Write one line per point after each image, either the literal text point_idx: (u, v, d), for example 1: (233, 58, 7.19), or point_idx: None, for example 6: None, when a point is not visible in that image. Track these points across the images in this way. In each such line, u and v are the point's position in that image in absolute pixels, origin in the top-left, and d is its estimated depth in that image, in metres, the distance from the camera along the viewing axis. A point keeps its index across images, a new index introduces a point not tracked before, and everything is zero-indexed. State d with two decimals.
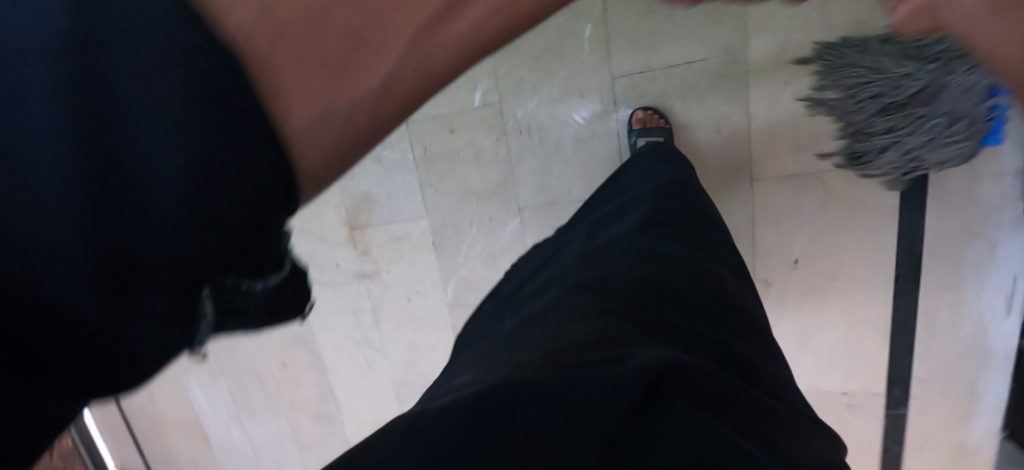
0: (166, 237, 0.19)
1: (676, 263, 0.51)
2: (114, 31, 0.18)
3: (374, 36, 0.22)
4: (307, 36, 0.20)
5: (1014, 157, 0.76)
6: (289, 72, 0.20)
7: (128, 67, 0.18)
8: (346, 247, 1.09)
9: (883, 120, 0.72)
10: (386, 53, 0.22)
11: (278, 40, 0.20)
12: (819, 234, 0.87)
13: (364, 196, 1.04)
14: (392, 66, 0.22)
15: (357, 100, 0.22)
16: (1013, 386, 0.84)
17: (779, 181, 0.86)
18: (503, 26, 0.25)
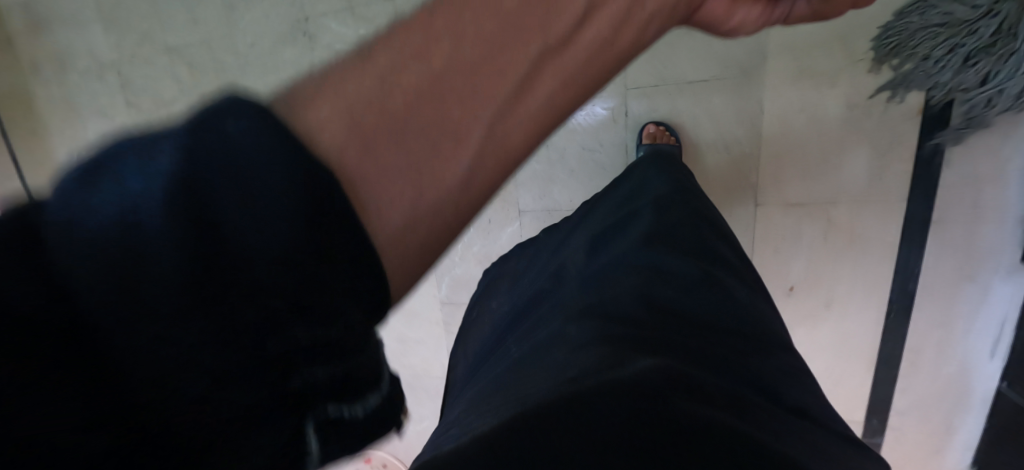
0: (258, 319, 0.19)
1: (692, 273, 0.48)
2: (221, 140, 0.19)
3: (462, 86, 0.22)
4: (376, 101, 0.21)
5: (1017, 205, 0.76)
6: (358, 138, 0.20)
7: (240, 171, 0.19)
8: None
9: (969, 74, 0.65)
10: (478, 113, 0.22)
11: (352, 113, 0.20)
12: (816, 264, 0.87)
13: None
14: (473, 125, 0.22)
15: (445, 174, 0.22)
16: (988, 426, 0.86)
17: (785, 209, 0.84)
18: (576, 89, 0.25)
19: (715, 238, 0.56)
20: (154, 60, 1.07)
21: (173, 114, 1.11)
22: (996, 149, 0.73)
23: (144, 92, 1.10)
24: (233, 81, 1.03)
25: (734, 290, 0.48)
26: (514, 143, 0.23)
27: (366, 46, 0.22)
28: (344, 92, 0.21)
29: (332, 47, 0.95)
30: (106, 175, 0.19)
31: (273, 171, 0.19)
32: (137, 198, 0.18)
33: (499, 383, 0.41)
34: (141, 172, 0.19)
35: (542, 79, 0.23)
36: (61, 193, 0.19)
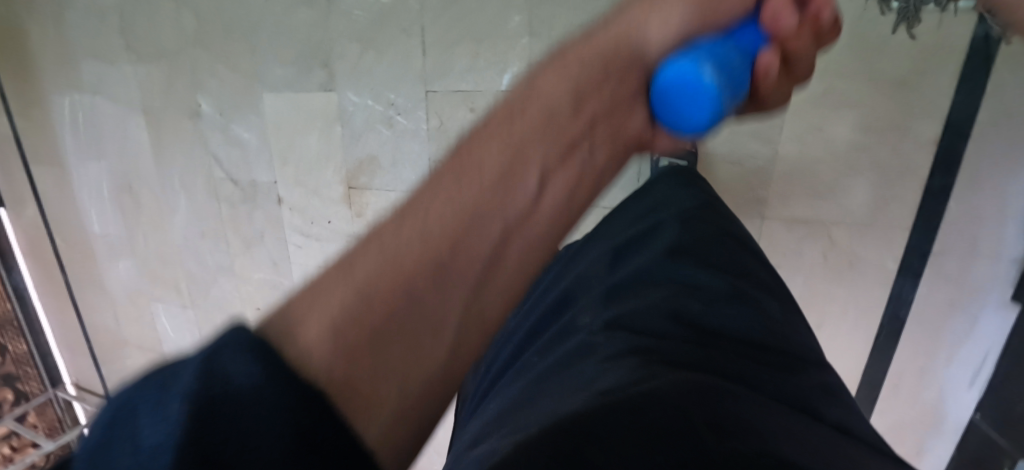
0: None
1: (714, 284, 0.52)
2: (222, 381, 0.23)
3: (439, 279, 0.29)
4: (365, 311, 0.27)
5: (1013, 244, 0.77)
6: (358, 339, 0.26)
7: (241, 410, 0.22)
8: (340, 206, 1.06)
9: None
10: (451, 297, 0.30)
11: (354, 328, 0.26)
12: (814, 283, 0.89)
13: (368, 158, 1.00)
14: (460, 300, 0.30)
15: (438, 349, 0.29)
16: (954, 454, 0.90)
17: (790, 227, 0.86)
18: (530, 253, 0.33)
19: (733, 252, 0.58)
20: (157, 6, 1.02)
21: (176, 64, 1.07)
22: (1001, 188, 0.74)
23: (145, 38, 1.07)
24: (242, 38, 1.00)
25: (757, 300, 0.52)
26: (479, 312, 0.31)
27: (348, 260, 0.28)
28: (335, 306, 0.26)
29: (349, 14, 0.91)
30: (122, 425, 0.23)
31: (278, 402, 0.23)
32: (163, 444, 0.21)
33: (524, 400, 0.42)
34: (150, 428, 0.22)
35: (505, 244, 0.32)
36: (88, 449, 0.23)
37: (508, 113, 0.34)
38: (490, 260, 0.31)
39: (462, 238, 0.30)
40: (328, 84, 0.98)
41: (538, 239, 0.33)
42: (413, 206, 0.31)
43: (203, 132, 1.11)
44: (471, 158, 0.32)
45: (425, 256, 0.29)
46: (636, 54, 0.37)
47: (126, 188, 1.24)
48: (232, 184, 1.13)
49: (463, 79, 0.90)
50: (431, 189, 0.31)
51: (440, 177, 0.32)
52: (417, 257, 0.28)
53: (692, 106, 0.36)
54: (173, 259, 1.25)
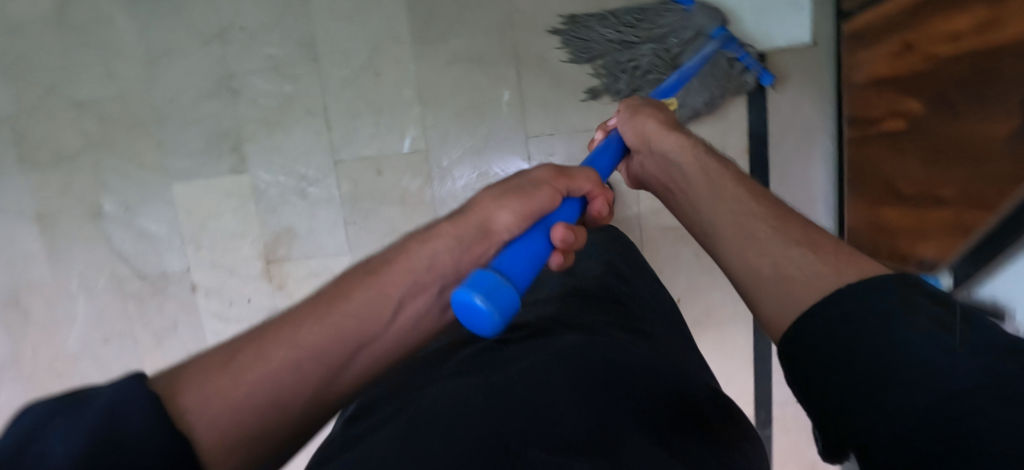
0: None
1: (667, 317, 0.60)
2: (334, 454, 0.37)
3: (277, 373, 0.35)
4: (242, 418, 0.33)
5: (825, 220, 0.95)
6: (217, 438, 0.32)
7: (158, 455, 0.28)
8: (260, 281, 1.08)
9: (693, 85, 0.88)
10: (280, 349, 0.36)
11: (222, 432, 0.32)
12: (696, 278, 1.00)
13: (285, 230, 1.05)
14: (282, 405, 0.36)
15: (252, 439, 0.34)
16: None
17: (665, 231, 0.99)
18: (259, 413, 0.34)
19: (654, 300, 0.63)
20: (57, 114, 1.06)
21: (76, 167, 1.08)
22: (804, 174, 0.94)
23: (41, 144, 1.08)
24: (150, 134, 1.05)
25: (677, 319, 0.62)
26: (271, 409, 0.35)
27: (233, 346, 0.36)
28: (218, 396, 0.33)
29: (255, 100, 1.01)
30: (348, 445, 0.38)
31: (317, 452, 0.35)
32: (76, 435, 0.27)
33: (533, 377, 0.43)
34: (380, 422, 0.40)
35: (267, 353, 0.36)
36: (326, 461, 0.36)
37: (280, 322, 0.38)
38: (300, 363, 0.36)
39: (282, 347, 0.36)
40: (240, 166, 1.04)
41: (275, 390, 0.35)
42: (279, 319, 0.39)
43: (106, 231, 1.10)
44: (287, 319, 0.38)
45: (248, 366, 0.35)
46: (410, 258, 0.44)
47: (12, 304, 1.14)
48: (138, 279, 1.10)
49: (367, 146, 1.01)
50: (256, 336, 0.37)
51: (229, 347, 0.36)
52: (244, 365, 0.35)
53: (482, 321, 0.34)
54: (70, 373, 1.15)
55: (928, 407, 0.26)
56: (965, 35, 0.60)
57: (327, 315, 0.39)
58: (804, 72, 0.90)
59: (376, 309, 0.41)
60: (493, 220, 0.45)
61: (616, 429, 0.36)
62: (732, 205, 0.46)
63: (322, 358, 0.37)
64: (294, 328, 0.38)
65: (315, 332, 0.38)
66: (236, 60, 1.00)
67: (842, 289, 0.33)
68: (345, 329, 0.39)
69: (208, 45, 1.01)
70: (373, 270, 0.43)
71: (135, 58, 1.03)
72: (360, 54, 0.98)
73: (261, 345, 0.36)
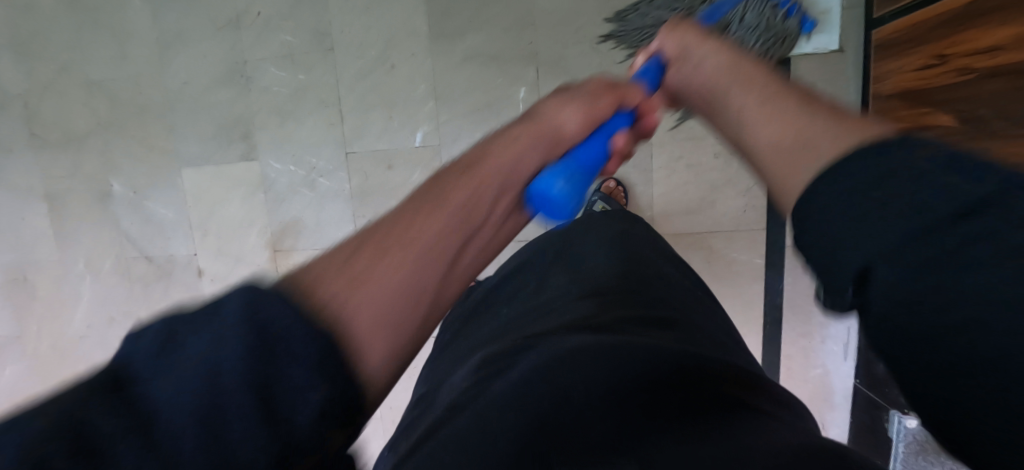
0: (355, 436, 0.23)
1: (683, 301, 0.56)
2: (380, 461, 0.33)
3: (402, 268, 0.27)
4: (390, 309, 0.25)
5: None
6: (373, 336, 0.23)
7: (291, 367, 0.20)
8: (265, 270, 1.07)
9: None
10: (406, 244, 0.28)
11: (378, 328, 0.24)
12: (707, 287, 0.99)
13: (293, 220, 1.04)
14: (421, 306, 0.27)
15: (404, 341, 0.26)
16: (851, 421, 1.00)
17: (678, 237, 0.97)
18: (406, 304, 0.26)
19: (671, 288, 0.58)
20: (70, 93, 1.06)
21: (86, 148, 1.07)
22: None
23: (53, 123, 1.07)
24: (161, 117, 1.04)
25: (700, 301, 0.60)
26: (420, 304, 0.27)
27: (344, 247, 0.27)
28: (362, 295, 0.24)
29: (268, 88, 1.00)
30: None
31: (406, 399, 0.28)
32: (211, 351, 0.20)
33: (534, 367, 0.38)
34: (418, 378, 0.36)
35: (388, 253, 0.27)
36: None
37: (395, 222, 0.29)
38: (431, 253, 0.29)
39: (407, 236, 0.28)
40: (250, 154, 1.03)
41: (410, 281, 0.27)
42: (380, 223, 0.29)
43: (114, 213, 1.09)
44: (387, 220, 0.30)
45: (384, 258, 0.26)
46: (516, 154, 0.38)
47: (19, 280, 1.15)
48: (145, 263, 1.10)
49: (379, 139, 1.00)
50: (358, 237, 0.28)
51: (342, 247, 0.27)
52: (369, 255, 0.26)
53: (548, 208, 0.39)
54: (74, 353, 1.15)
55: (908, 306, 0.21)
56: (1002, 49, 0.57)
57: (446, 205, 0.32)
58: (828, 80, 0.88)
59: (490, 198, 0.35)
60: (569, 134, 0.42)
61: (639, 417, 0.32)
62: (765, 92, 0.38)
63: (442, 249, 0.30)
64: (406, 225, 0.29)
65: (434, 224, 0.30)
66: (251, 47, 0.99)
67: (851, 149, 0.26)
68: (464, 221, 0.32)
69: (222, 30, 0.99)
70: (478, 166, 0.36)
71: (148, 39, 1.02)
72: (375, 46, 0.96)
73: (386, 241, 0.27)
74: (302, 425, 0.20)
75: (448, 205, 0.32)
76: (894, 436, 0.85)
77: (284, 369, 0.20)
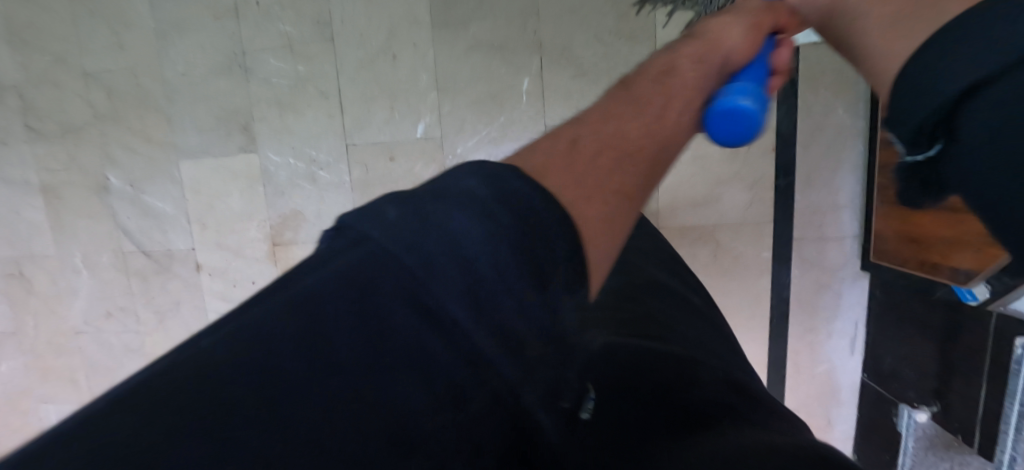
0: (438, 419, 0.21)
1: (679, 308, 0.60)
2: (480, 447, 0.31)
3: (609, 168, 0.28)
4: (602, 214, 0.27)
5: (849, 226, 0.93)
6: (590, 242, 0.26)
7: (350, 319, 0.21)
8: (265, 264, 1.06)
9: None
10: (607, 149, 0.29)
11: (590, 233, 0.26)
12: (713, 281, 0.98)
13: (293, 213, 1.03)
14: (620, 199, 0.29)
15: (610, 243, 0.28)
16: (857, 415, 0.99)
17: (683, 230, 0.95)
18: (615, 208, 0.28)
19: (668, 295, 0.61)
20: (66, 84, 1.04)
21: (83, 140, 1.05)
22: (831, 176, 0.91)
23: (48, 115, 1.05)
24: (159, 109, 1.03)
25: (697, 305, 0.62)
26: (622, 203, 0.29)
27: (559, 143, 0.30)
28: (569, 188, 0.27)
29: (268, 79, 0.99)
30: None
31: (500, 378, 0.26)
32: (299, 298, 0.21)
33: None
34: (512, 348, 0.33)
35: (591, 149, 0.29)
36: None
37: (592, 123, 0.31)
38: (634, 154, 0.30)
39: (612, 135, 0.30)
40: (249, 146, 1.02)
41: (622, 177, 0.29)
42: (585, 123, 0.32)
43: (111, 206, 1.07)
44: (587, 123, 0.31)
45: (588, 155, 0.29)
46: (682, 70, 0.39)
47: (14, 275, 1.13)
48: (143, 256, 1.08)
49: (381, 131, 0.99)
50: (568, 134, 0.30)
51: (552, 146, 0.30)
52: (581, 156, 0.28)
53: (737, 127, 0.39)
54: (71, 348, 1.14)
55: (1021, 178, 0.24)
56: None
57: (642, 109, 0.33)
58: (839, 70, 0.86)
59: (679, 106, 0.36)
60: (733, 57, 0.43)
61: (643, 439, 0.35)
62: None
63: (648, 149, 0.31)
64: (596, 136, 0.30)
65: (632, 127, 0.31)
66: (250, 37, 0.97)
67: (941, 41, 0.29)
68: (653, 125, 0.33)
69: (221, 20, 0.98)
70: (661, 78, 0.37)
71: (146, 29, 1.00)
72: (377, 36, 0.95)
73: (583, 145, 0.29)
74: (452, 359, 0.21)
75: (638, 117, 0.32)
76: (904, 432, 0.84)
77: (354, 312, 0.21)
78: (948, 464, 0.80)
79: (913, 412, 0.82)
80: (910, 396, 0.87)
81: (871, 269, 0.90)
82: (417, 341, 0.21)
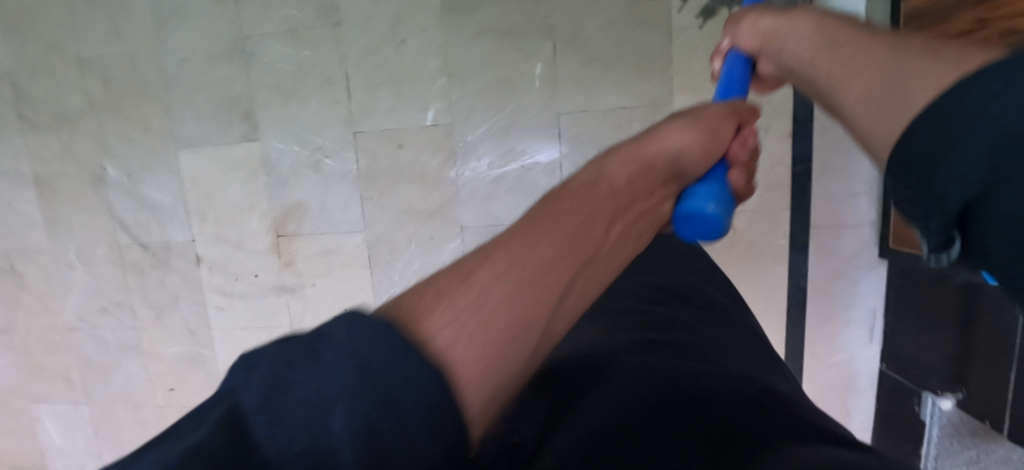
0: None
1: (703, 310, 0.56)
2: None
3: (506, 301, 0.25)
4: (497, 350, 0.24)
5: (867, 213, 0.90)
6: (472, 382, 0.23)
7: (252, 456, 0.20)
8: (267, 257, 1.02)
9: None
10: (506, 280, 0.26)
11: (479, 373, 0.23)
12: (730, 270, 0.95)
13: (296, 203, 1.00)
14: (526, 347, 0.25)
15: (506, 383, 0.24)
16: (877, 406, 0.97)
17: None
18: (509, 350, 0.24)
19: (694, 301, 0.58)
20: (60, 72, 1.00)
21: (76, 129, 1.02)
22: (849, 161, 0.89)
23: (42, 104, 1.02)
24: (157, 96, 0.99)
25: (724, 309, 0.58)
26: (527, 336, 0.25)
27: (457, 269, 0.27)
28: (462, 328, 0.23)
29: (270, 66, 0.96)
30: None
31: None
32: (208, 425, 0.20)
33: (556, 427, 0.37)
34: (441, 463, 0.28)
35: (487, 278, 0.26)
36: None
37: (494, 246, 0.28)
38: (540, 280, 0.26)
39: (518, 263, 0.27)
40: (252, 134, 0.99)
41: (519, 310, 0.25)
42: (491, 243, 0.29)
43: (107, 198, 1.04)
44: (490, 248, 0.28)
45: (484, 287, 0.25)
46: (604, 173, 0.35)
47: (6, 269, 1.09)
48: (139, 250, 1.05)
49: (387, 119, 0.96)
50: (465, 263, 0.27)
51: (452, 273, 0.27)
52: (477, 285, 0.25)
53: (707, 229, 0.37)
54: (64, 346, 1.10)
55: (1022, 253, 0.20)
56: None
57: (557, 219, 0.30)
58: None
59: (602, 213, 0.32)
60: (686, 153, 0.38)
61: None
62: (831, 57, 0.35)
63: (562, 276, 0.27)
64: (494, 263, 0.26)
65: (536, 253, 0.27)
66: (252, 21, 0.95)
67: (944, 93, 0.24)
68: (566, 237, 0.29)
69: (222, 5, 0.95)
70: (580, 187, 0.34)
71: (143, 14, 0.97)
72: (383, 21, 0.93)
73: (479, 277, 0.26)
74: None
75: (553, 235, 0.29)
76: (927, 421, 0.85)
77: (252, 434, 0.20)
78: (973, 453, 0.79)
79: (937, 399, 0.82)
80: (932, 384, 0.84)
81: (891, 256, 0.88)
82: (312, 451, 0.20)
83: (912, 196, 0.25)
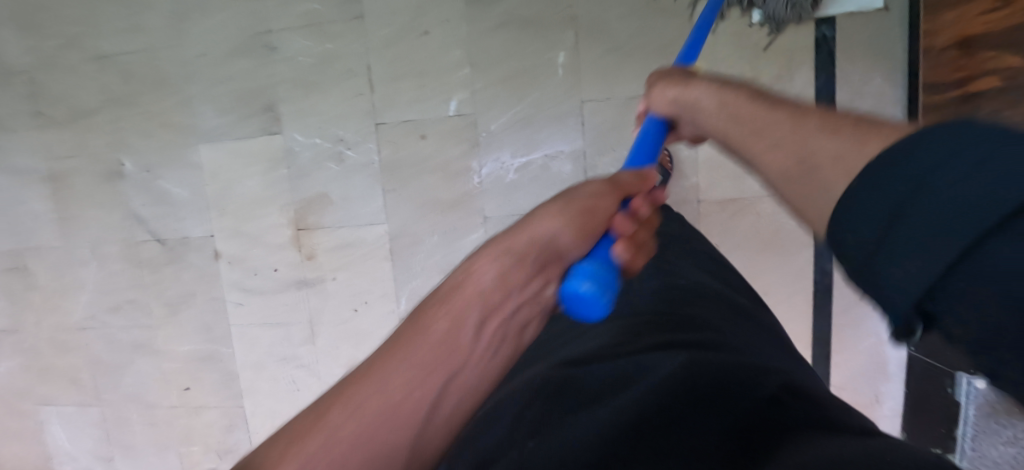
0: None
1: (724, 305, 0.54)
2: None
3: (349, 436, 0.30)
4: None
5: None
6: None
7: None
8: (287, 251, 1.01)
9: None
10: (349, 416, 0.30)
11: None
12: (755, 255, 0.95)
13: (317, 195, 0.99)
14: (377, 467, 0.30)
15: None
16: (906, 392, 0.96)
17: (723, 204, 0.94)
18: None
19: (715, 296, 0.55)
20: (78, 67, 1.00)
21: (93, 124, 1.01)
22: None
23: (58, 100, 1.01)
24: (177, 90, 0.99)
25: (746, 306, 0.56)
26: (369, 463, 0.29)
27: (318, 408, 0.32)
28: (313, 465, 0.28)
29: (292, 58, 0.96)
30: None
31: None
32: None
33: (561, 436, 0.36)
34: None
35: (340, 416, 0.30)
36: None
37: (358, 381, 0.33)
38: (392, 407, 0.31)
39: (364, 398, 0.31)
40: (272, 127, 0.98)
41: (364, 442, 0.30)
42: (351, 378, 0.33)
43: (124, 193, 1.02)
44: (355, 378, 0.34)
45: (328, 429, 0.30)
46: (461, 289, 0.37)
47: (17, 268, 1.07)
48: (155, 246, 1.03)
49: (410, 109, 0.96)
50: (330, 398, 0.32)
51: (316, 409, 0.32)
52: (323, 429, 0.30)
53: (587, 309, 0.34)
54: (76, 345, 1.07)
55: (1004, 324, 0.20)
56: None
57: (406, 356, 0.34)
58: (874, 42, 0.86)
59: (453, 337, 0.35)
60: (556, 241, 0.37)
61: None
62: (758, 132, 0.39)
63: (411, 402, 0.32)
64: (346, 402, 0.31)
65: (390, 382, 0.32)
66: (274, 14, 0.95)
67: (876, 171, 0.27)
68: (421, 364, 0.33)
69: None
70: (435, 310, 0.37)
71: (164, 9, 0.97)
72: (406, 12, 0.93)
73: (335, 414, 0.31)
74: None
75: (404, 365, 0.33)
76: (962, 403, 0.83)
77: None
78: (1010, 432, 0.80)
79: (973, 380, 0.81)
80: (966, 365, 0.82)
81: None
82: None
83: (874, 279, 0.25)
